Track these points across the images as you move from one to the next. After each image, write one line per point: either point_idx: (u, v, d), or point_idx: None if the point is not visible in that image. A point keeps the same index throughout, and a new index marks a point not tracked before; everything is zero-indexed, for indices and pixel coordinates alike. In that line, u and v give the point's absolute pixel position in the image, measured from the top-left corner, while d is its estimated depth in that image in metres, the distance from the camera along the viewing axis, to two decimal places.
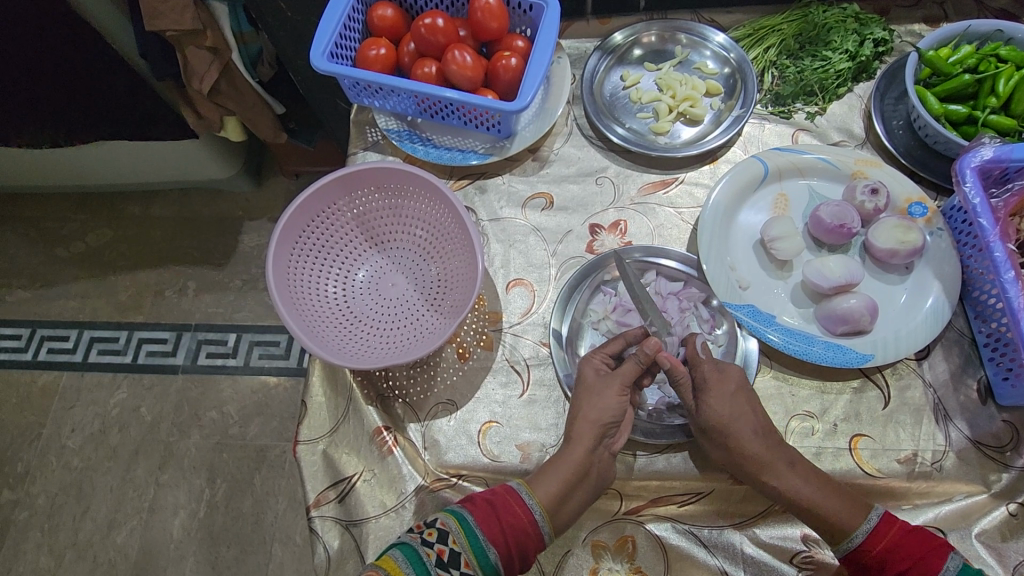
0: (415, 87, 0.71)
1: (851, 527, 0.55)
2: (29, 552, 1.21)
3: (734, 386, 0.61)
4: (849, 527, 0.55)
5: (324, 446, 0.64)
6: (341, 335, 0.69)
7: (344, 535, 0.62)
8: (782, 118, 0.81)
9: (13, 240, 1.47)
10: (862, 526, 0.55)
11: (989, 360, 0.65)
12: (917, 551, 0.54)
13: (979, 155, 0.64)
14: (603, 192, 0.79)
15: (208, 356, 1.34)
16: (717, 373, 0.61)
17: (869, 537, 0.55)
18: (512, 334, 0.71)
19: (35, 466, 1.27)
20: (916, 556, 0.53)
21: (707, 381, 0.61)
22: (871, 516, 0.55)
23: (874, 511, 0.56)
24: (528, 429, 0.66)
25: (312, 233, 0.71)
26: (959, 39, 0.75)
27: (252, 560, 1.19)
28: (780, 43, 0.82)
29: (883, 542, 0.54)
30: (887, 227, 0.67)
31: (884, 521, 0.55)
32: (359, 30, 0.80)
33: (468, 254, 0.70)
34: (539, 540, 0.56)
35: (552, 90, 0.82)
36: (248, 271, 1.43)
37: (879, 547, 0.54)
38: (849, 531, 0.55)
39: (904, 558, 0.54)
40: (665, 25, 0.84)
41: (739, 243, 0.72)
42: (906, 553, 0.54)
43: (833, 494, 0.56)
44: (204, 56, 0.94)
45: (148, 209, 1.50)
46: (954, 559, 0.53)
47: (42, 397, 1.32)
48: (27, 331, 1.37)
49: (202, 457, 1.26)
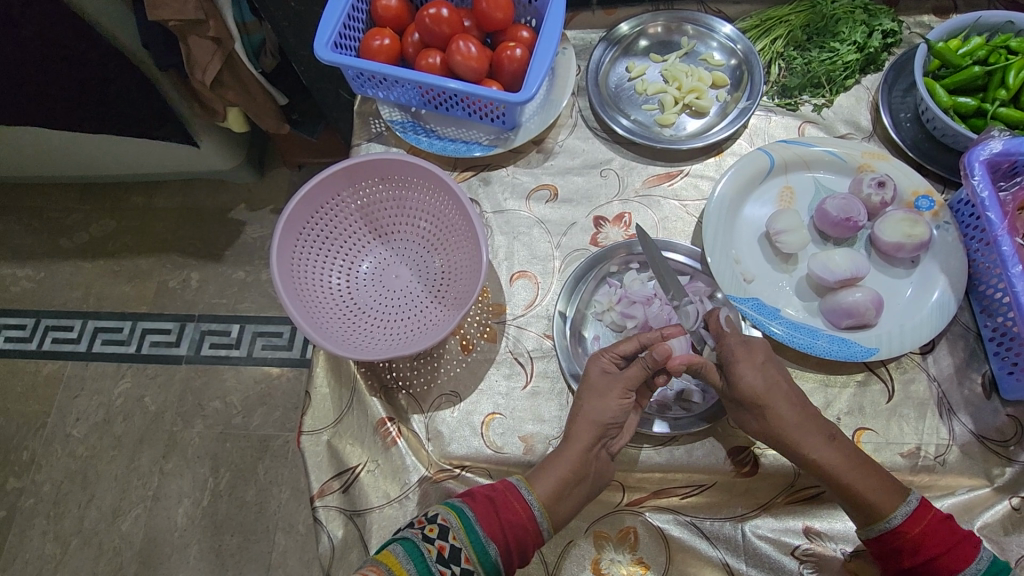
0: (419, 77, 0.70)
1: (888, 508, 0.55)
2: (35, 539, 1.22)
3: (763, 357, 0.61)
4: (887, 508, 0.55)
5: (328, 436, 0.65)
6: (345, 327, 0.69)
7: (348, 525, 0.62)
8: (788, 110, 0.80)
9: (17, 229, 1.47)
10: (901, 508, 0.55)
11: (994, 354, 0.65)
12: (951, 537, 0.54)
13: (987, 148, 0.63)
14: (608, 184, 0.79)
15: (212, 347, 1.35)
16: (745, 347, 0.61)
17: (907, 520, 0.54)
18: (515, 326, 0.71)
19: (41, 454, 1.28)
20: (950, 543, 0.53)
21: (735, 354, 0.60)
22: (908, 500, 0.55)
23: (911, 495, 0.56)
24: (531, 421, 0.66)
25: (315, 224, 0.71)
26: (969, 31, 0.74)
27: (255, 549, 1.20)
28: (787, 34, 0.81)
29: (921, 525, 0.54)
30: (894, 221, 0.67)
31: (922, 506, 0.55)
32: (363, 20, 0.80)
33: (473, 246, 0.69)
34: (538, 535, 0.56)
35: (556, 81, 0.82)
36: (251, 263, 1.43)
37: (914, 531, 0.54)
38: (885, 512, 0.55)
39: (938, 543, 0.53)
40: (672, 15, 0.83)
41: (744, 235, 0.72)
42: (940, 540, 0.54)
43: (870, 474, 0.56)
44: (207, 45, 0.94)
45: (152, 200, 1.50)
46: (985, 550, 0.54)
47: (47, 387, 1.33)
48: (32, 320, 1.38)
49: (206, 447, 1.27)
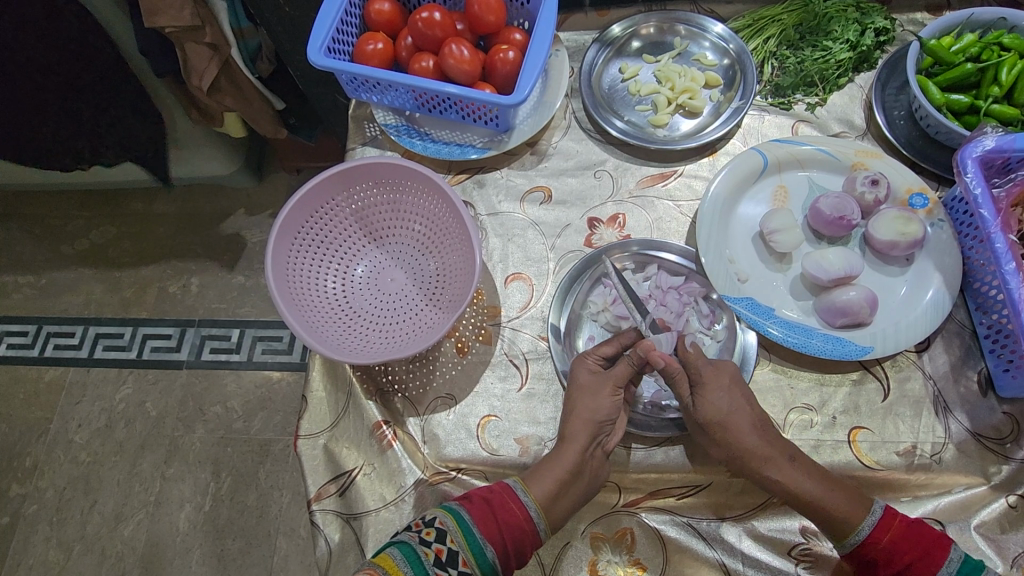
0: (412, 81, 0.70)
1: (854, 519, 0.55)
2: (39, 545, 1.22)
3: (729, 380, 0.61)
4: (853, 521, 0.55)
5: (325, 440, 0.65)
6: (341, 330, 0.69)
7: (344, 529, 0.62)
8: (781, 110, 0.80)
9: (18, 237, 1.48)
10: (867, 519, 0.55)
11: (990, 351, 0.64)
12: (920, 543, 0.54)
13: (981, 145, 0.63)
14: (601, 185, 0.79)
15: (212, 352, 1.35)
16: (734, 350, 0.62)
17: (874, 530, 0.54)
18: (510, 328, 0.71)
19: (44, 460, 1.28)
20: (919, 550, 0.53)
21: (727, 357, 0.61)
22: (873, 510, 0.55)
23: (877, 505, 0.56)
24: (526, 423, 0.67)
25: (311, 229, 0.71)
26: (962, 28, 0.74)
27: (257, 552, 1.20)
28: (780, 33, 0.81)
29: (888, 535, 0.54)
30: (887, 219, 0.67)
31: (888, 514, 0.55)
32: (357, 24, 0.80)
33: (467, 249, 0.70)
34: (536, 536, 0.57)
35: (550, 83, 0.82)
36: (250, 267, 1.44)
37: (884, 540, 0.54)
38: (853, 524, 0.55)
39: (906, 552, 0.53)
40: (664, 16, 0.84)
41: (738, 235, 0.72)
42: (909, 548, 0.54)
43: (832, 487, 0.56)
44: (203, 52, 0.94)
45: (151, 205, 1.51)
46: (955, 551, 0.53)
47: (49, 393, 1.33)
48: (33, 327, 1.39)
49: (208, 452, 1.27)
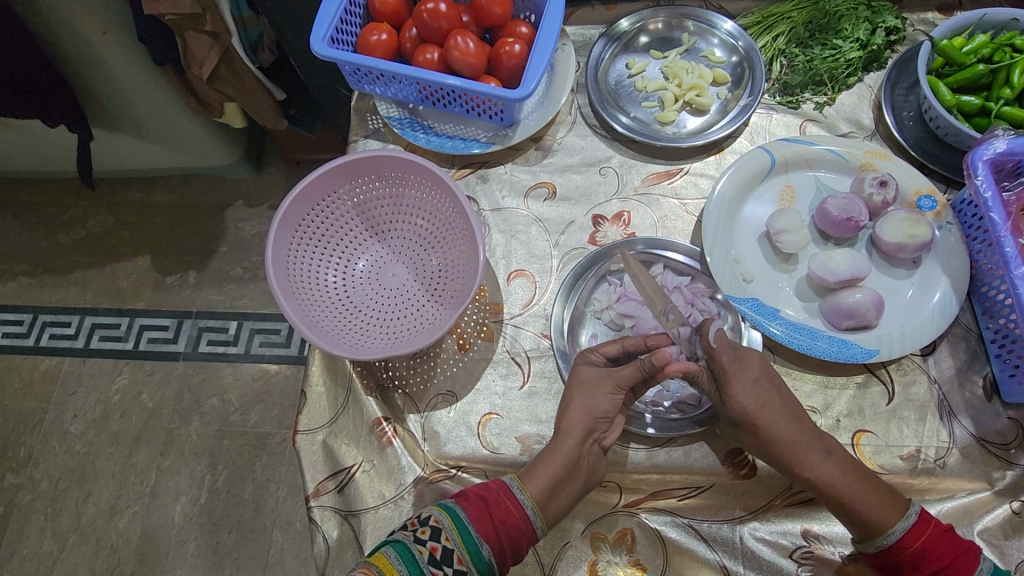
0: (415, 73, 0.69)
1: (888, 524, 0.54)
2: (33, 536, 1.21)
3: (759, 371, 0.60)
4: (887, 522, 0.54)
5: (324, 436, 0.64)
6: (341, 325, 0.68)
7: (343, 526, 0.61)
8: (790, 108, 0.79)
9: (13, 225, 1.47)
10: (900, 523, 0.54)
11: (995, 356, 0.64)
12: (951, 550, 0.53)
13: (992, 148, 0.62)
14: (607, 182, 0.78)
15: (209, 344, 1.34)
16: (743, 358, 0.60)
17: (906, 535, 0.54)
18: (513, 325, 0.70)
19: (38, 450, 1.27)
20: (951, 556, 0.53)
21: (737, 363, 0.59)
22: (908, 514, 0.54)
23: (911, 508, 0.55)
24: (528, 422, 0.66)
25: (311, 222, 0.70)
26: (974, 28, 0.74)
27: (253, 546, 1.20)
28: (790, 31, 0.80)
29: (921, 539, 0.54)
30: (895, 221, 0.66)
31: (922, 519, 0.54)
32: (360, 15, 0.79)
33: (469, 246, 0.69)
34: (532, 534, 0.56)
35: (556, 77, 0.81)
36: (249, 259, 1.42)
37: (915, 545, 0.53)
38: (885, 527, 0.54)
39: (939, 556, 0.53)
40: (672, 11, 0.83)
41: (744, 235, 0.71)
42: (940, 553, 0.53)
43: (870, 489, 0.55)
44: (203, 39, 0.93)
45: (149, 196, 1.49)
46: (987, 562, 0.53)
47: (44, 383, 1.32)
48: (29, 316, 1.37)
49: (204, 444, 1.27)
